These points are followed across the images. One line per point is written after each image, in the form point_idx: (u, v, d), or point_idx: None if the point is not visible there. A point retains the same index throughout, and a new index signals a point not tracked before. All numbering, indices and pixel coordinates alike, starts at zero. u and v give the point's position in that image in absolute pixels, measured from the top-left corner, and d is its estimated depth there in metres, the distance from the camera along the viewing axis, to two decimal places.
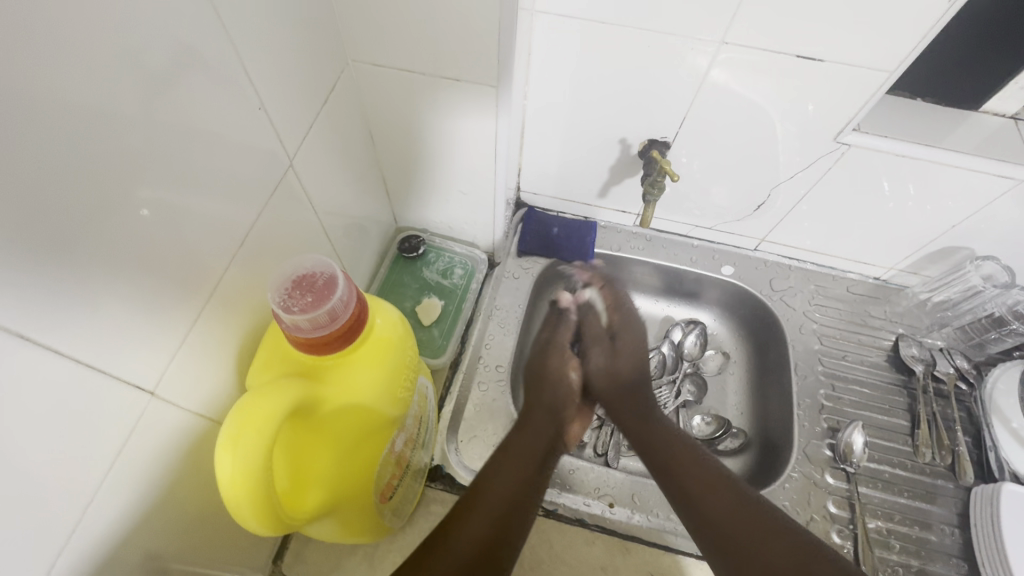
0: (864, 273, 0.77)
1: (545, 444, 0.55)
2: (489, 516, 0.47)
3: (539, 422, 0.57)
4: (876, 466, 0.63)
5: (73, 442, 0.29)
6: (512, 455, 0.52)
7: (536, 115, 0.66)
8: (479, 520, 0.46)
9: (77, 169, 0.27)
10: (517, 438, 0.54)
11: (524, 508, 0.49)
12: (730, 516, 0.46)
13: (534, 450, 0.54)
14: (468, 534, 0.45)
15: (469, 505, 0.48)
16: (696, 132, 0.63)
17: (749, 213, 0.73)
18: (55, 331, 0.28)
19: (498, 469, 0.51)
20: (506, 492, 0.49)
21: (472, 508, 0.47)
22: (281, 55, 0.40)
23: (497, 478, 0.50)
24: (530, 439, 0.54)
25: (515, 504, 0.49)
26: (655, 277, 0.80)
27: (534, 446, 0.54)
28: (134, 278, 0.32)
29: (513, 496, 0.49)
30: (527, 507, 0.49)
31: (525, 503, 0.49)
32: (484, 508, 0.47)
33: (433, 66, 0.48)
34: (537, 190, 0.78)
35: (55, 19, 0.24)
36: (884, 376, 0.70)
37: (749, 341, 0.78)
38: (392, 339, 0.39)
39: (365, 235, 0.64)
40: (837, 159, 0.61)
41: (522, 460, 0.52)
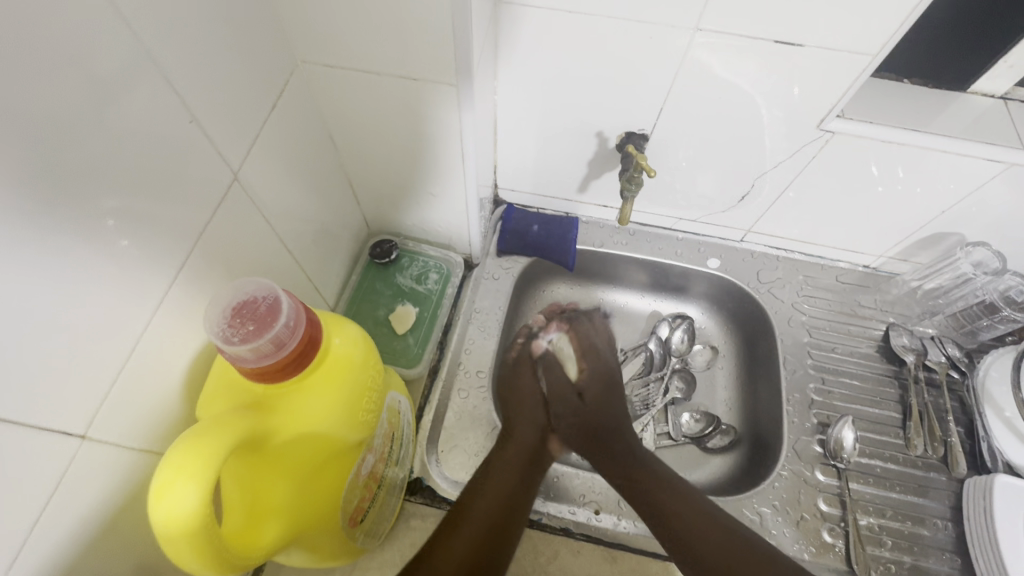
0: (853, 261, 0.75)
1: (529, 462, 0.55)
2: (474, 534, 0.46)
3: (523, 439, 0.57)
4: (867, 461, 0.62)
5: None
6: (497, 471, 0.52)
7: (509, 112, 0.63)
8: (473, 528, 0.47)
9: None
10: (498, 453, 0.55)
11: (513, 523, 0.49)
12: (676, 500, 0.51)
13: (519, 463, 0.54)
14: (460, 550, 0.45)
15: (458, 520, 0.48)
16: (675, 123, 0.61)
17: (734, 204, 0.70)
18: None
19: (484, 484, 0.51)
20: (491, 507, 0.49)
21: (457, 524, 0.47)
22: (217, 61, 0.38)
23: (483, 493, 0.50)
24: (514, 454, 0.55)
25: (506, 515, 0.49)
26: (641, 272, 0.78)
27: (519, 459, 0.54)
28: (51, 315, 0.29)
29: (500, 510, 0.49)
30: (516, 516, 0.50)
31: (513, 516, 0.49)
32: (474, 519, 0.48)
33: (387, 65, 0.45)
34: (514, 186, 0.75)
35: None
36: (874, 366, 0.68)
37: (738, 335, 0.77)
38: (350, 360, 0.37)
39: (333, 242, 0.61)
40: (823, 146, 0.59)
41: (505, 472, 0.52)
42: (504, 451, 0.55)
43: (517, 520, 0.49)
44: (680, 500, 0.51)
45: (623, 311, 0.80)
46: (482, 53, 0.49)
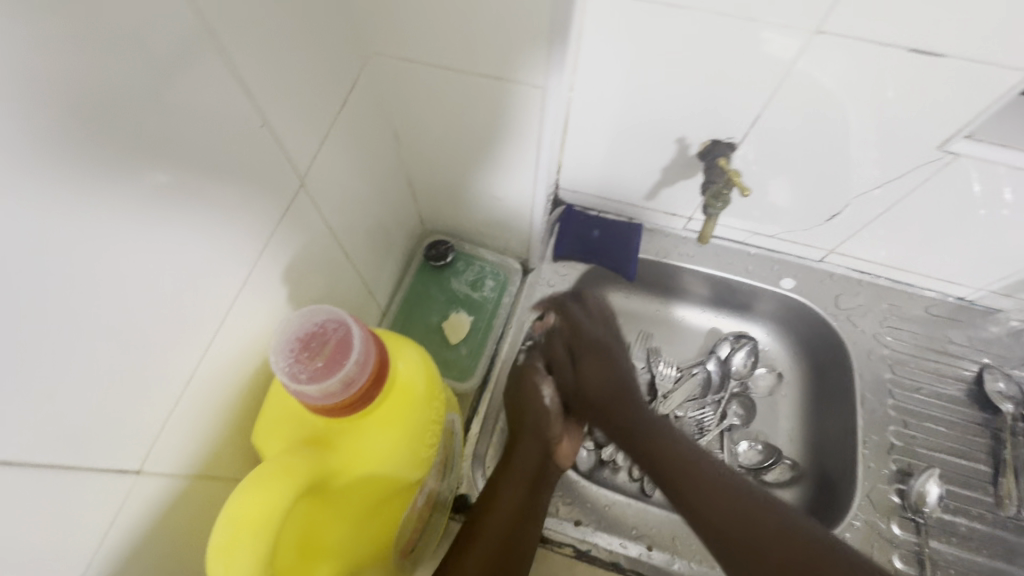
0: (945, 292, 0.68)
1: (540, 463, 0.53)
2: (492, 544, 0.46)
3: (526, 453, 0.53)
4: (951, 518, 0.56)
5: (51, 546, 0.25)
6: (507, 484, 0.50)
7: (582, 110, 0.59)
8: (479, 553, 0.46)
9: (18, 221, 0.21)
10: (505, 467, 0.51)
11: (526, 534, 0.48)
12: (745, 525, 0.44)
13: (529, 475, 0.51)
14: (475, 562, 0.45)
15: (469, 536, 0.47)
16: (768, 134, 0.55)
17: (819, 222, 0.64)
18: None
19: (493, 498, 0.49)
20: (505, 522, 0.47)
21: (470, 542, 0.46)
22: (288, 55, 0.34)
23: (491, 508, 0.49)
24: (519, 466, 0.52)
25: (515, 540, 0.47)
26: (703, 285, 0.73)
27: (528, 472, 0.52)
28: (114, 349, 0.27)
29: (513, 527, 0.47)
30: (529, 529, 0.49)
31: (527, 531, 0.48)
32: (484, 539, 0.46)
33: (466, 61, 0.41)
34: (576, 187, 0.70)
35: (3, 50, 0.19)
36: (962, 412, 0.62)
37: (807, 362, 0.71)
38: (416, 389, 0.34)
39: (389, 242, 0.58)
40: (938, 169, 0.52)
41: (513, 486, 0.50)
42: (509, 462, 0.52)
43: (530, 533, 0.49)
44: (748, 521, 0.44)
45: (680, 325, 0.76)
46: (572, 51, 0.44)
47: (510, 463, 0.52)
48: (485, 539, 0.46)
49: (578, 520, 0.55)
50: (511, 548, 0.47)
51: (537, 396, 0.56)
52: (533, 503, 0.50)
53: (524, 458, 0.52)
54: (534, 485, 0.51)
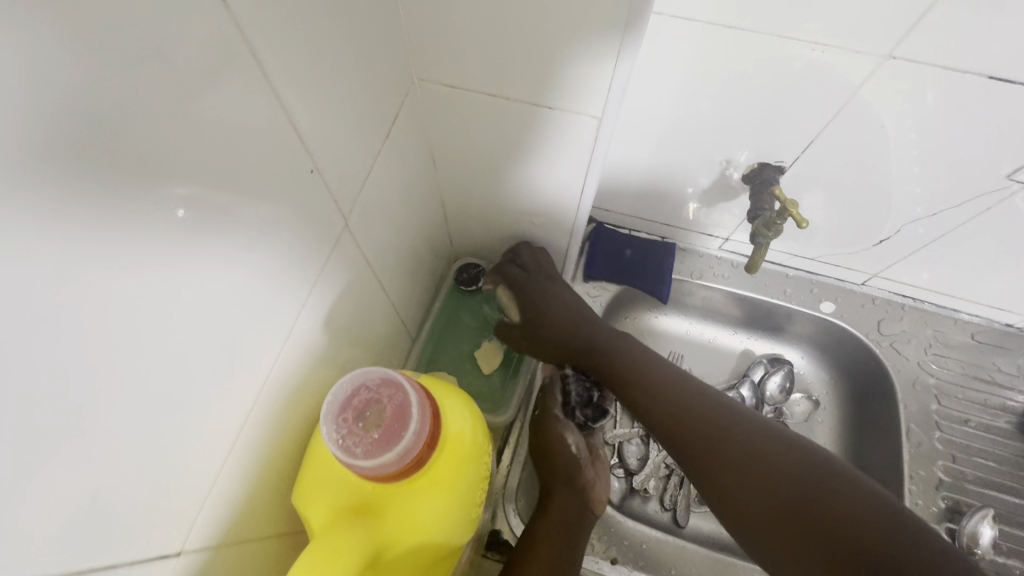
0: (992, 318, 0.65)
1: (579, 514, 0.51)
2: None
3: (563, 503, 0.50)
4: (1004, 560, 0.54)
5: None
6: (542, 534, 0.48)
7: (622, 133, 0.56)
8: None
9: (58, 294, 0.19)
10: (542, 515, 0.49)
11: None
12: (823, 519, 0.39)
13: (564, 523, 0.49)
14: None
15: None
16: (820, 159, 0.52)
17: (865, 247, 0.62)
18: (26, 537, 0.20)
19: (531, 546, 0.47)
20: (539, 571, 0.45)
21: None
22: (334, 90, 0.33)
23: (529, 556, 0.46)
24: (557, 513, 0.50)
25: None
26: (736, 306, 0.71)
27: (565, 518, 0.50)
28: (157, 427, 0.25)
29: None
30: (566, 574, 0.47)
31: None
32: None
33: (515, 87, 0.39)
34: (608, 206, 0.68)
35: (42, 118, 0.17)
36: (1011, 445, 0.60)
37: (846, 387, 0.69)
38: (470, 449, 0.32)
39: (421, 267, 0.57)
40: (998, 197, 0.49)
41: (550, 538, 0.48)
42: (546, 509, 0.50)
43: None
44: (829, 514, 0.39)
45: (711, 347, 0.74)
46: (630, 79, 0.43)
47: (546, 510, 0.50)
48: None
49: (614, 559, 0.54)
50: None
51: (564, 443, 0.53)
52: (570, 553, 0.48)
53: (562, 505, 0.50)
54: (571, 533, 0.49)
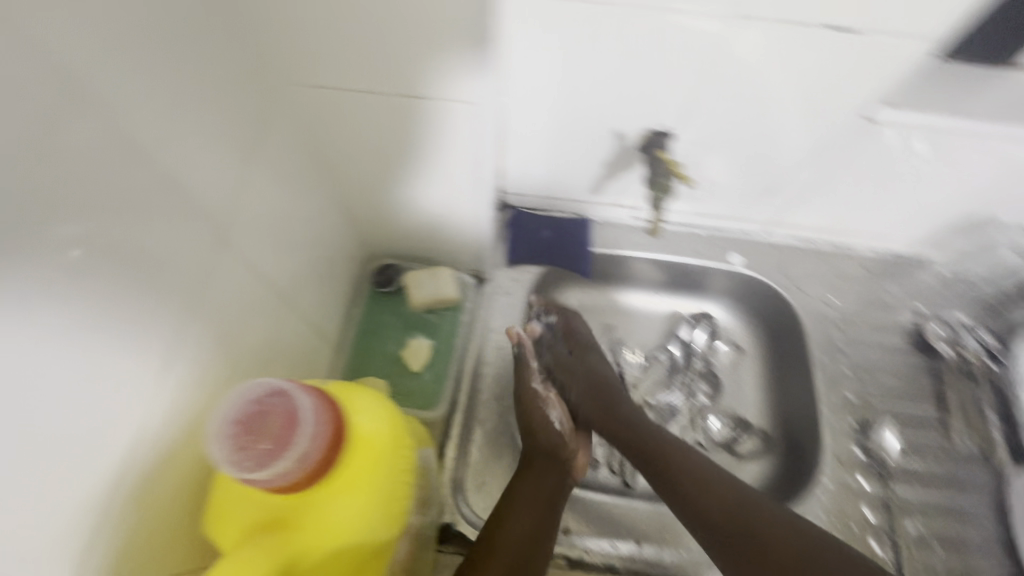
0: (881, 248, 0.71)
1: (552, 486, 0.52)
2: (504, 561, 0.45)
3: (541, 474, 0.53)
4: (910, 462, 0.60)
5: None
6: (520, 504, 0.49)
7: (518, 114, 0.57)
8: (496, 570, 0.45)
9: None
10: (520, 484, 0.51)
11: (539, 555, 0.47)
12: (777, 543, 0.45)
13: (545, 495, 0.51)
14: None
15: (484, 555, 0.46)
16: (702, 118, 0.55)
17: (760, 196, 0.65)
18: None
19: (506, 519, 0.48)
20: (521, 539, 0.47)
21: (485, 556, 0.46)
22: (206, 103, 0.34)
23: (505, 528, 0.48)
24: (536, 486, 0.51)
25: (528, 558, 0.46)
26: (657, 270, 0.74)
27: (540, 493, 0.51)
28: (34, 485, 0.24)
29: (528, 544, 0.47)
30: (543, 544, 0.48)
31: (539, 550, 0.48)
32: (498, 558, 0.45)
33: (389, 83, 0.42)
34: (522, 190, 0.68)
35: None
36: (907, 359, 0.66)
37: (763, 331, 0.73)
38: (381, 443, 0.32)
39: (335, 276, 0.56)
40: (855, 134, 0.54)
41: (528, 507, 0.49)
42: (522, 480, 0.52)
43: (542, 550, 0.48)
44: (784, 542, 0.45)
45: (640, 313, 0.76)
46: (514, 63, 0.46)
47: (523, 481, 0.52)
48: (500, 556, 0.46)
49: (567, 529, 0.57)
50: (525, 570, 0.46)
51: (544, 420, 0.56)
52: (546, 523, 0.50)
53: (538, 480, 0.52)
54: (551, 506, 0.51)
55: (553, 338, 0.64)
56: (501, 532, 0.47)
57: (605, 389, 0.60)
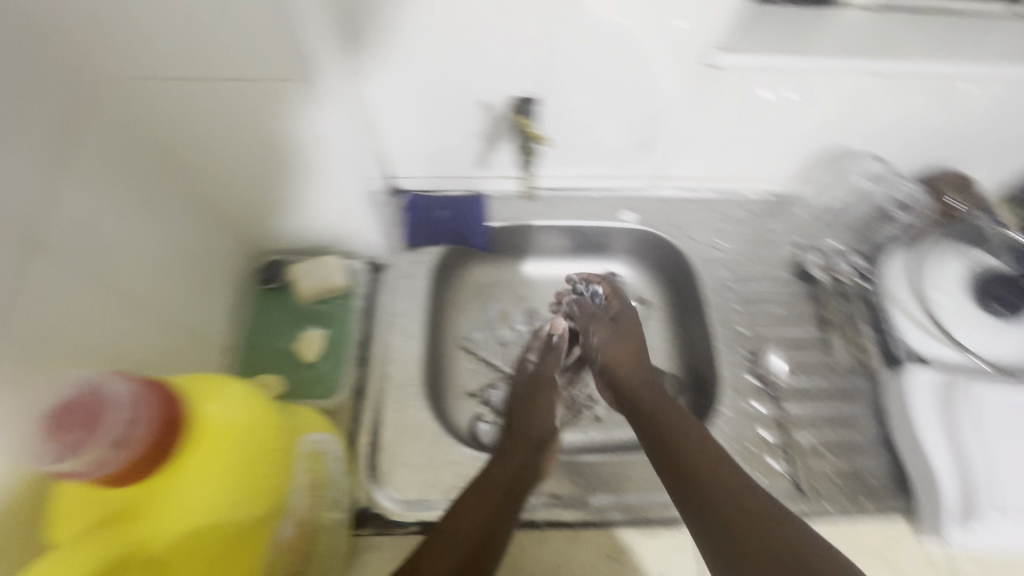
0: (760, 188, 0.75)
1: (518, 474, 0.53)
2: (457, 550, 0.45)
3: (519, 459, 0.55)
4: (798, 381, 0.65)
5: None
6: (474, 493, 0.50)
7: (385, 92, 0.57)
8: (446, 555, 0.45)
9: None
10: (498, 473, 0.52)
11: (495, 542, 0.47)
12: (759, 529, 0.43)
13: (505, 482, 0.52)
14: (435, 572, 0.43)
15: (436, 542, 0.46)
16: (560, 80, 0.57)
17: (636, 151, 0.69)
18: None
19: (459, 511, 0.48)
20: (474, 523, 0.47)
21: (435, 546, 0.45)
22: (22, 99, 0.34)
23: (459, 518, 0.47)
24: (507, 471, 0.53)
25: (480, 546, 0.46)
26: (558, 237, 0.76)
27: (503, 483, 0.51)
28: None
29: (482, 528, 0.47)
30: (497, 530, 0.48)
31: (493, 537, 0.47)
32: (451, 546, 0.45)
33: (213, 68, 0.42)
34: (411, 173, 0.69)
35: None
36: (792, 288, 0.71)
37: (664, 282, 0.77)
38: (232, 424, 0.34)
39: (213, 276, 0.56)
40: (710, 81, 0.58)
41: (485, 497, 0.49)
42: (493, 468, 0.53)
43: (496, 537, 0.47)
44: (767, 531, 0.43)
45: (549, 281, 0.79)
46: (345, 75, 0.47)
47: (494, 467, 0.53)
48: (450, 544, 0.45)
49: None
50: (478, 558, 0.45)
51: (544, 409, 0.62)
52: (505, 503, 0.50)
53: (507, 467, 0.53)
54: (511, 496, 0.51)
55: (579, 310, 0.69)
56: (454, 519, 0.47)
57: (636, 344, 0.64)
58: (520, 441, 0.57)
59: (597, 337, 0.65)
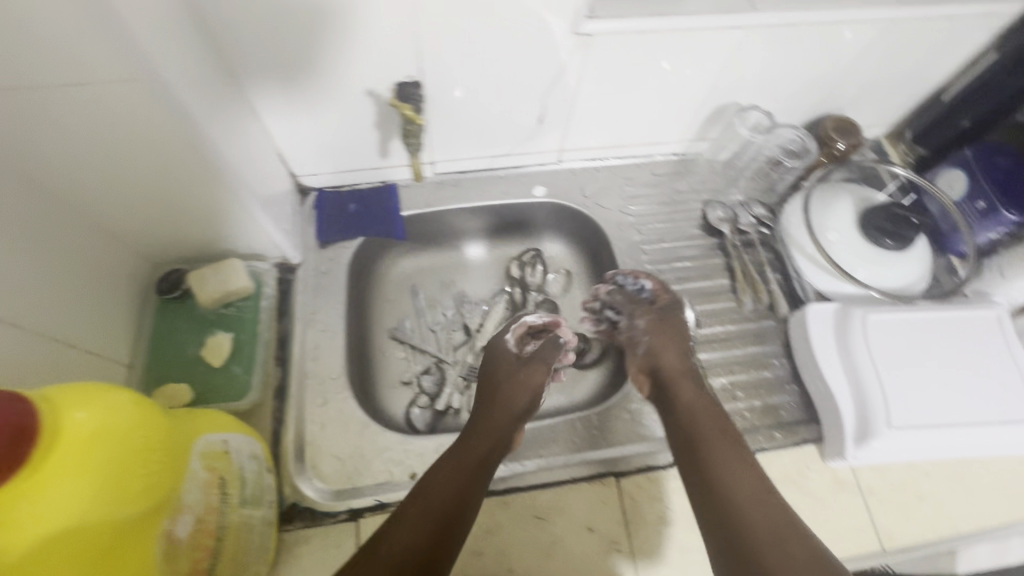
0: (664, 152, 0.78)
1: (489, 452, 0.55)
2: (428, 519, 0.47)
3: (484, 435, 0.56)
4: (711, 330, 0.68)
5: None
6: (441, 466, 0.52)
7: (261, 86, 0.56)
8: (423, 522, 0.47)
9: None
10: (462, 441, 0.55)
11: (463, 511, 0.49)
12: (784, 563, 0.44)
13: (477, 457, 0.54)
14: (404, 537, 0.45)
15: (413, 509, 0.48)
16: (439, 63, 0.57)
17: (535, 128, 0.69)
18: None
19: (431, 484, 0.50)
20: (445, 495, 0.49)
21: (411, 513, 0.47)
22: None
23: (432, 489, 0.49)
24: (473, 448, 0.55)
25: (449, 515, 0.48)
26: (475, 219, 0.77)
27: (473, 457, 0.54)
28: None
29: (452, 499, 0.49)
30: (468, 501, 0.50)
31: (461, 509, 0.49)
32: (427, 515, 0.47)
33: (41, 77, 0.38)
34: (315, 170, 0.69)
35: None
36: (702, 243, 0.74)
37: (583, 251, 0.79)
38: (107, 428, 0.33)
39: (105, 295, 0.54)
40: (584, 50, 0.58)
41: (450, 466, 0.52)
42: (464, 445, 0.55)
43: (469, 507, 0.49)
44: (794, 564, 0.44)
45: (474, 263, 0.80)
46: (192, 59, 0.44)
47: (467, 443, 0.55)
48: (424, 513, 0.47)
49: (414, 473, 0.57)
50: (448, 528, 0.47)
51: (519, 384, 0.63)
52: (473, 477, 0.52)
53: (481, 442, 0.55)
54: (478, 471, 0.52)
55: (623, 296, 0.68)
56: (427, 489, 0.49)
57: (681, 340, 0.64)
58: (497, 416, 0.59)
59: (642, 322, 0.66)
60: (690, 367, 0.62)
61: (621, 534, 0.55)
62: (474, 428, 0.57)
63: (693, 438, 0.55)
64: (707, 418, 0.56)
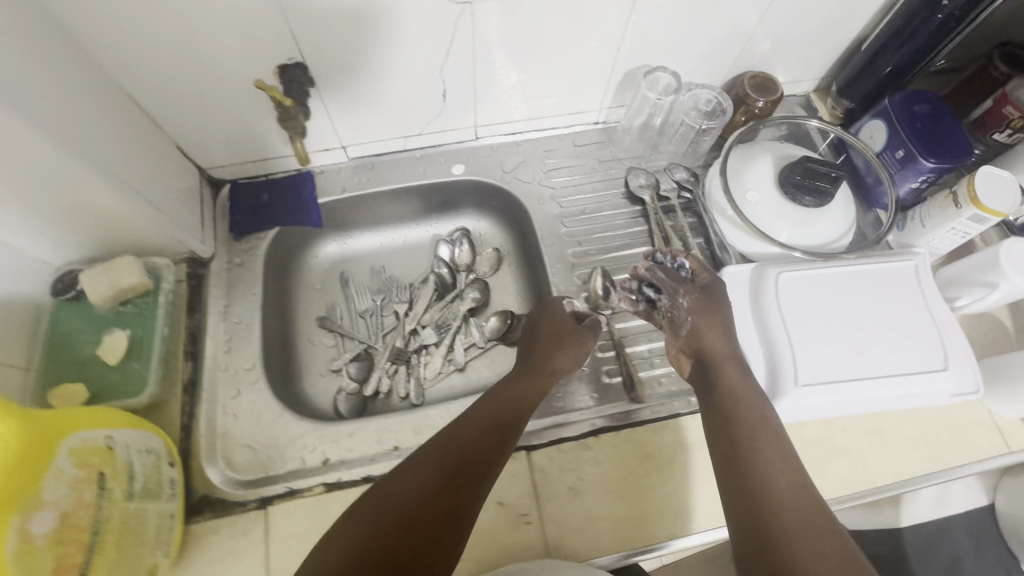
0: (585, 121, 0.77)
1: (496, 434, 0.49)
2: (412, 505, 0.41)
3: (491, 414, 0.50)
4: None
5: None
6: (441, 440, 0.47)
7: (133, 79, 0.54)
8: (402, 500, 0.42)
9: None
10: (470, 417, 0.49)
11: (459, 495, 0.43)
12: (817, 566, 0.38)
13: (478, 438, 0.48)
14: (376, 520, 0.40)
15: (392, 487, 0.43)
16: (319, 43, 0.56)
17: (441, 103, 0.68)
18: None
19: (418, 462, 0.45)
20: (435, 478, 0.44)
21: (390, 494, 0.42)
22: None
23: (419, 465, 0.44)
24: (480, 427, 0.49)
25: (438, 500, 0.42)
26: (396, 202, 0.76)
27: (473, 437, 0.48)
28: None
29: (440, 482, 0.43)
30: (459, 486, 0.44)
31: (452, 493, 0.43)
32: (410, 496, 0.42)
33: None
34: (221, 162, 0.68)
35: None
36: (626, 212, 0.74)
37: (509, 228, 0.78)
38: None
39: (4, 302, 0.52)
40: (467, 19, 0.56)
41: (454, 443, 0.46)
42: (469, 421, 0.49)
43: (459, 494, 0.44)
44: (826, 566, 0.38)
45: (403, 247, 0.79)
46: (28, 57, 0.43)
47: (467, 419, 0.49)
48: (408, 494, 0.42)
49: (326, 460, 0.57)
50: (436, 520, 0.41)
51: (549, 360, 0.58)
52: (471, 459, 0.46)
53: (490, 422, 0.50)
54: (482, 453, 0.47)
55: (666, 272, 0.61)
56: (416, 466, 0.44)
57: (727, 323, 0.57)
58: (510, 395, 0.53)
59: (685, 302, 0.58)
60: (737, 352, 0.54)
61: (530, 507, 0.55)
62: (483, 404, 0.52)
63: (731, 424, 0.48)
64: (751, 404, 0.49)
